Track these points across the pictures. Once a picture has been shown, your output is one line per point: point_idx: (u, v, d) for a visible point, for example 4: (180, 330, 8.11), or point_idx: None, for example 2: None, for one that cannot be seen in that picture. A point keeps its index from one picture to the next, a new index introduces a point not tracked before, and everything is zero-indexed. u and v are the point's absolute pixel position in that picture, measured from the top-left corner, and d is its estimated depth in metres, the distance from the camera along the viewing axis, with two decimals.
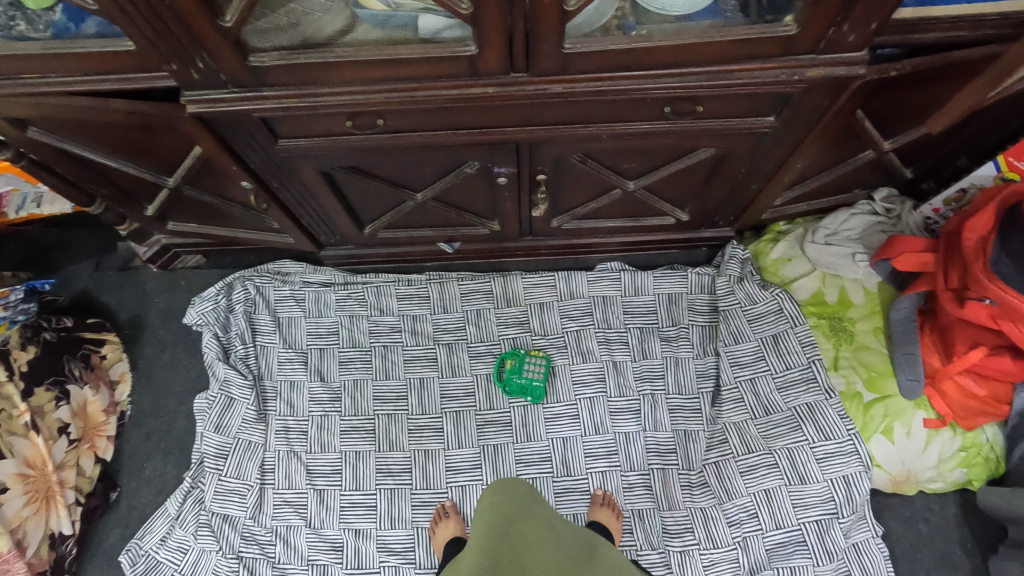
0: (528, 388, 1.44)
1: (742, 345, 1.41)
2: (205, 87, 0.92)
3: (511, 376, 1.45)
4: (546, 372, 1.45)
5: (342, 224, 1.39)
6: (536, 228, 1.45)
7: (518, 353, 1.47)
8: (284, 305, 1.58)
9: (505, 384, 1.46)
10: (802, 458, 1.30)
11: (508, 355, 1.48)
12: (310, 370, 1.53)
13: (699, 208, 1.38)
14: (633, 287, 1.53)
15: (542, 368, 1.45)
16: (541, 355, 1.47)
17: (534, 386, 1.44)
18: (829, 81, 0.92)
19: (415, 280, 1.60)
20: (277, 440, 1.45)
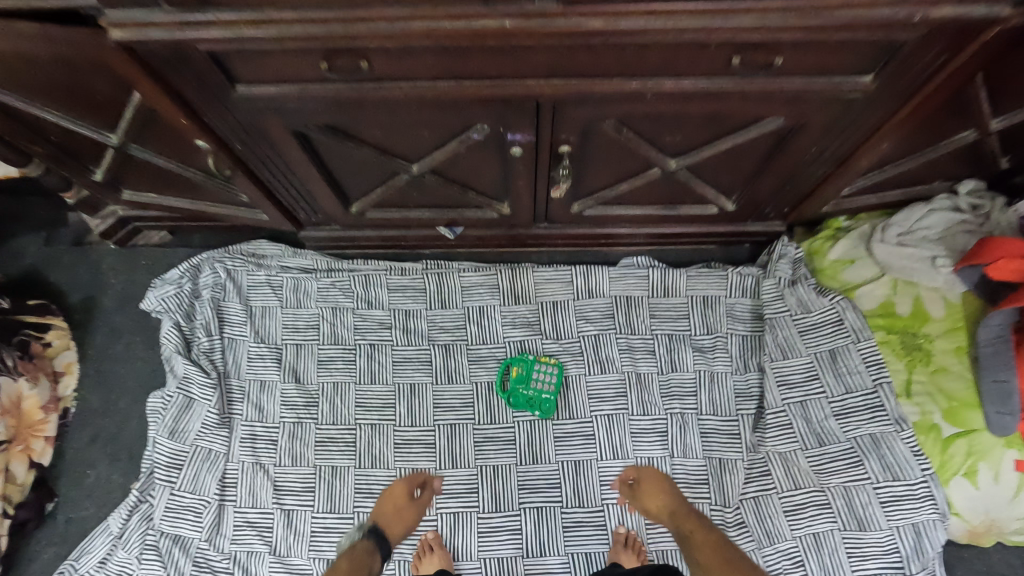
0: (535, 402, 1.24)
1: (792, 361, 1.19)
2: (134, 6, 0.70)
3: (516, 387, 1.25)
4: (556, 384, 1.25)
5: (324, 199, 1.17)
6: (553, 213, 1.23)
7: (525, 360, 1.27)
8: (258, 293, 1.38)
9: (508, 397, 1.26)
10: (862, 500, 1.09)
11: (512, 361, 1.28)
12: (284, 370, 1.32)
13: (748, 196, 1.16)
14: (662, 286, 1.32)
15: (553, 378, 1.25)
16: (552, 363, 1.27)
17: (542, 400, 1.24)
18: (956, 26, 0.69)
19: (409, 270, 1.38)
20: (243, 450, 1.26)
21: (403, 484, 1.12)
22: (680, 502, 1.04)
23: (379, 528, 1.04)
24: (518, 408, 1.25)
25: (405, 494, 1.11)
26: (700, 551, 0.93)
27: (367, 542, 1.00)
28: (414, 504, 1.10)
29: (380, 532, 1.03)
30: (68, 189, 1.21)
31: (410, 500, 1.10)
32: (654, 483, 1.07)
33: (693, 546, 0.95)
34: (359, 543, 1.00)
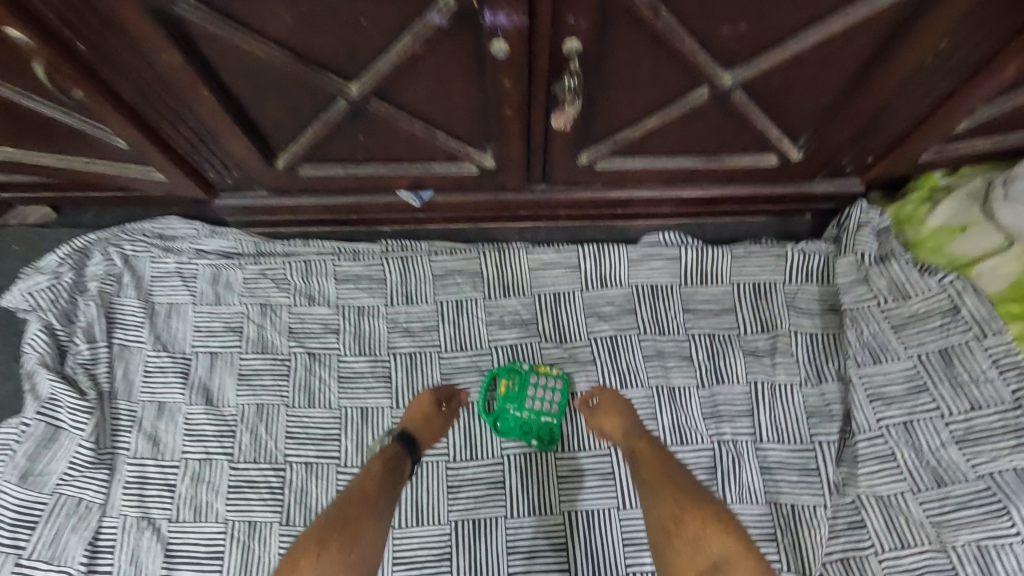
0: (532, 429, 0.91)
1: (887, 367, 0.86)
2: None
3: (505, 408, 0.92)
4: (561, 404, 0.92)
5: (235, 146, 0.84)
6: (553, 168, 0.90)
7: (518, 370, 0.93)
8: (164, 285, 1.04)
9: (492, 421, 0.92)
10: (1008, 566, 0.75)
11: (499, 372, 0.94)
12: (191, 387, 0.97)
13: (823, 137, 0.84)
14: (698, 271, 0.99)
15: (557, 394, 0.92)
16: (556, 374, 0.93)
17: (542, 426, 0.91)
18: None
19: (363, 253, 1.04)
20: (125, 499, 0.90)
21: (430, 395, 0.89)
22: (631, 420, 0.84)
23: (407, 435, 0.82)
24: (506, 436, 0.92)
25: (432, 405, 0.87)
26: (646, 468, 0.75)
27: (394, 447, 0.80)
28: (439, 412, 0.87)
29: (408, 439, 0.82)
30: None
31: (438, 408, 0.88)
32: (609, 407, 0.86)
33: (636, 465, 0.76)
34: (384, 449, 0.80)
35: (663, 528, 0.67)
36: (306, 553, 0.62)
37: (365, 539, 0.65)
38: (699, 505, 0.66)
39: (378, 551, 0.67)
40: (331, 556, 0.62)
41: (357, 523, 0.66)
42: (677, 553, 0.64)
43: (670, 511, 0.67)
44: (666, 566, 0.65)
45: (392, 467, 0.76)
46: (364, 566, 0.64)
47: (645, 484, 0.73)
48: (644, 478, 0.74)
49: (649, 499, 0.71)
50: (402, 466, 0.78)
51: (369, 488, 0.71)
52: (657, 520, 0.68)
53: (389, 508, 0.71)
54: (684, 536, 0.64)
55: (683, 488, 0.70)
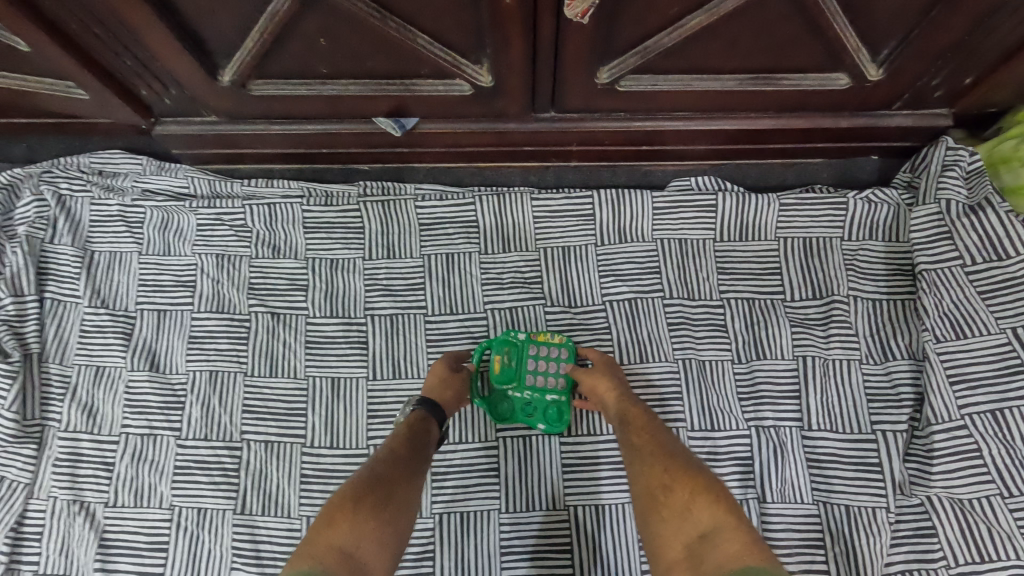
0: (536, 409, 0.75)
1: (973, 343, 0.70)
2: None
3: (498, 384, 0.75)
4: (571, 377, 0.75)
5: (166, 49, 0.67)
6: (565, 88, 0.72)
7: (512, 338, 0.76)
8: (105, 231, 0.89)
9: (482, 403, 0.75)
10: None
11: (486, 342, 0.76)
12: (134, 350, 0.83)
13: (914, 46, 0.65)
14: (738, 223, 0.82)
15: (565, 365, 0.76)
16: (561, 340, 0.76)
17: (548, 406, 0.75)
18: None
19: (338, 197, 0.88)
20: (55, 479, 0.77)
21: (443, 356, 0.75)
22: (617, 380, 0.71)
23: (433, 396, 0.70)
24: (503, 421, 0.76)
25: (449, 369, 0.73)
26: (631, 434, 0.63)
27: (419, 416, 0.67)
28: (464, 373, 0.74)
29: (433, 404, 0.68)
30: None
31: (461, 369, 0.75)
32: (597, 370, 0.72)
33: (623, 428, 0.65)
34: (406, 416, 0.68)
35: (647, 498, 0.56)
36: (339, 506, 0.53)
37: (403, 500, 0.56)
38: (692, 471, 0.56)
39: (414, 516, 0.57)
40: (371, 514, 0.53)
41: (393, 479, 0.57)
42: (660, 525, 0.53)
43: (660, 479, 0.56)
44: (647, 540, 0.54)
45: (421, 424, 0.66)
46: (401, 530, 0.55)
47: (629, 450, 0.62)
48: (628, 445, 0.62)
49: (633, 468, 0.60)
50: (431, 429, 0.67)
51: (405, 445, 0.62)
52: (641, 490, 0.57)
53: (423, 471, 0.61)
54: (671, 506, 0.54)
55: (669, 454, 0.59)
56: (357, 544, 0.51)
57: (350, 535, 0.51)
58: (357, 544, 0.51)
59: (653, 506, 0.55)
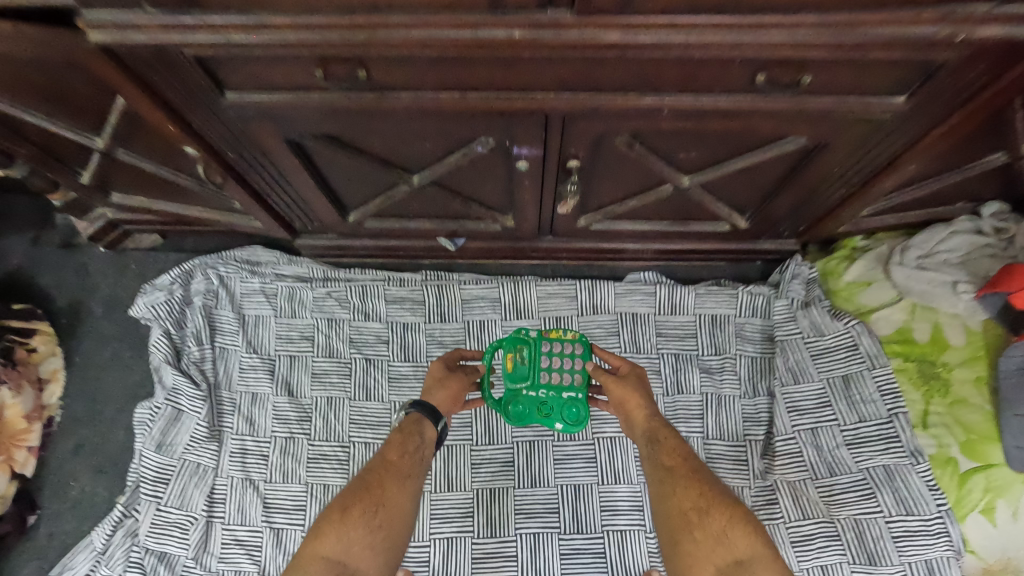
0: (551, 408, 1.03)
1: (803, 386, 1.15)
2: (112, 7, 0.64)
3: (520, 383, 1.03)
4: (584, 375, 1.03)
5: (320, 207, 1.11)
6: (558, 226, 1.17)
7: (527, 341, 1.05)
8: (251, 301, 1.33)
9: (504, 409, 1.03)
10: (873, 533, 1.04)
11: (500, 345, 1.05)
12: (276, 382, 1.27)
13: (763, 217, 1.10)
14: (670, 304, 1.26)
15: (576, 364, 1.04)
16: (572, 341, 1.05)
17: (565, 402, 1.03)
18: (1003, 48, 0.64)
19: (408, 281, 1.34)
20: (232, 465, 1.21)
21: (441, 362, 1.04)
22: (648, 403, 0.96)
23: (428, 402, 0.97)
24: (534, 409, 1.03)
25: (442, 371, 1.02)
26: (666, 457, 0.89)
27: (413, 415, 0.96)
28: (461, 374, 1.03)
29: (422, 401, 0.97)
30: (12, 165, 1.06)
31: (455, 371, 1.03)
32: (631, 390, 0.97)
33: (659, 450, 0.91)
34: (404, 417, 0.97)
35: (682, 517, 0.83)
36: (330, 521, 0.81)
37: (381, 510, 0.84)
38: (721, 503, 0.83)
39: (393, 519, 0.85)
40: (349, 526, 0.81)
41: (379, 495, 0.85)
42: (697, 540, 0.81)
43: (694, 504, 0.84)
44: (677, 547, 0.82)
45: (411, 438, 0.93)
46: (380, 533, 0.82)
47: (665, 469, 0.88)
48: (664, 466, 0.89)
49: (672, 489, 0.86)
50: (424, 440, 0.94)
51: (395, 465, 0.89)
52: (676, 507, 0.85)
53: (396, 486, 0.87)
54: (708, 528, 0.81)
55: (702, 482, 0.86)
56: (341, 551, 0.79)
57: (333, 544, 0.79)
58: (343, 550, 0.79)
59: (688, 522, 0.82)
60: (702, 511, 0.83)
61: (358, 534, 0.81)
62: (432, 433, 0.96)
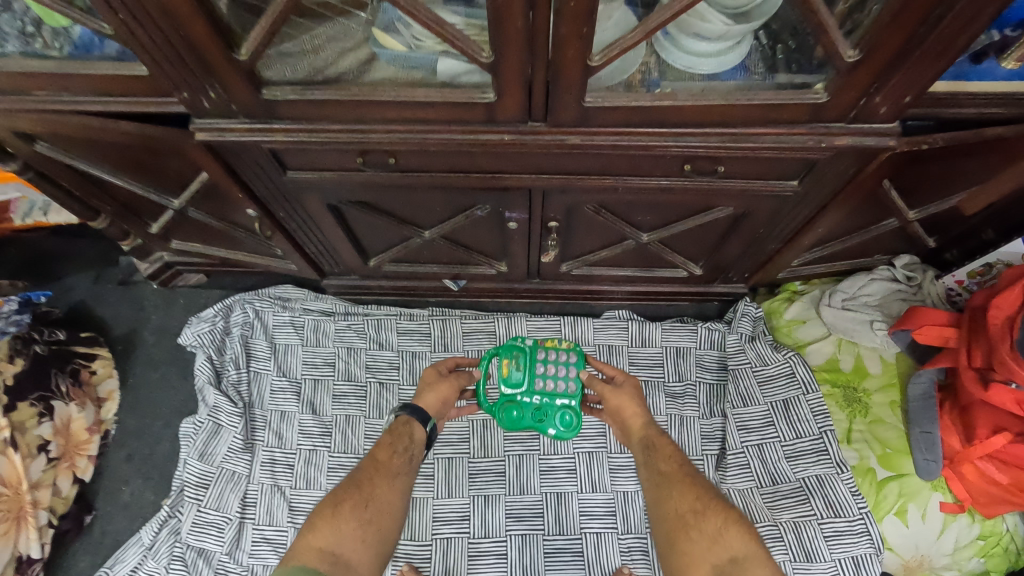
0: (545, 412, 1.23)
1: (751, 408, 1.35)
2: (216, 116, 0.89)
3: (517, 389, 1.24)
4: (577, 382, 1.23)
5: (347, 254, 1.35)
6: (544, 271, 1.40)
7: (521, 349, 1.25)
8: (282, 331, 1.54)
9: (503, 410, 1.23)
10: (810, 533, 1.22)
11: (498, 353, 1.26)
12: (302, 402, 1.47)
13: (713, 266, 1.33)
14: (640, 337, 1.46)
15: (569, 373, 1.23)
16: (567, 349, 1.25)
17: (558, 407, 1.23)
18: (858, 151, 0.88)
19: (417, 315, 1.56)
20: (262, 473, 1.40)
21: (435, 369, 1.24)
22: (644, 413, 1.15)
23: (416, 406, 1.16)
24: (532, 412, 1.23)
25: (434, 376, 1.23)
26: (665, 464, 1.06)
27: (403, 418, 1.15)
28: (452, 380, 1.22)
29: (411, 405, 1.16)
30: (96, 219, 1.27)
31: (448, 377, 1.23)
32: (629, 400, 1.16)
33: (657, 455, 1.08)
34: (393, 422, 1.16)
35: (682, 518, 0.98)
36: (322, 517, 0.99)
37: (367, 505, 1.01)
38: (715, 507, 0.98)
39: (378, 513, 1.02)
40: (338, 520, 0.99)
41: (368, 492, 1.04)
42: (696, 538, 0.95)
43: (692, 507, 0.99)
44: (677, 546, 0.97)
45: (401, 440, 1.12)
46: (366, 526, 0.99)
47: (664, 474, 1.05)
48: (663, 472, 1.05)
49: (673, 492, 1.02)
50: (413, 440, 1.13)
51: (384, 465, 1.07)
52: (676, 509, 1.00)
53: (380, 485, 1.05)
54: (707, 529, 0.96)
55: (696, 486, 1.02)
56: (331, 541, 0.96)
57: (324, 536, 0.97)
58: (332, 540, 0.96)
59: (686, 523, 0.98)
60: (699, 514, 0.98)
61: (346, 527, 0.98)
62: (420, 434, 1.14)
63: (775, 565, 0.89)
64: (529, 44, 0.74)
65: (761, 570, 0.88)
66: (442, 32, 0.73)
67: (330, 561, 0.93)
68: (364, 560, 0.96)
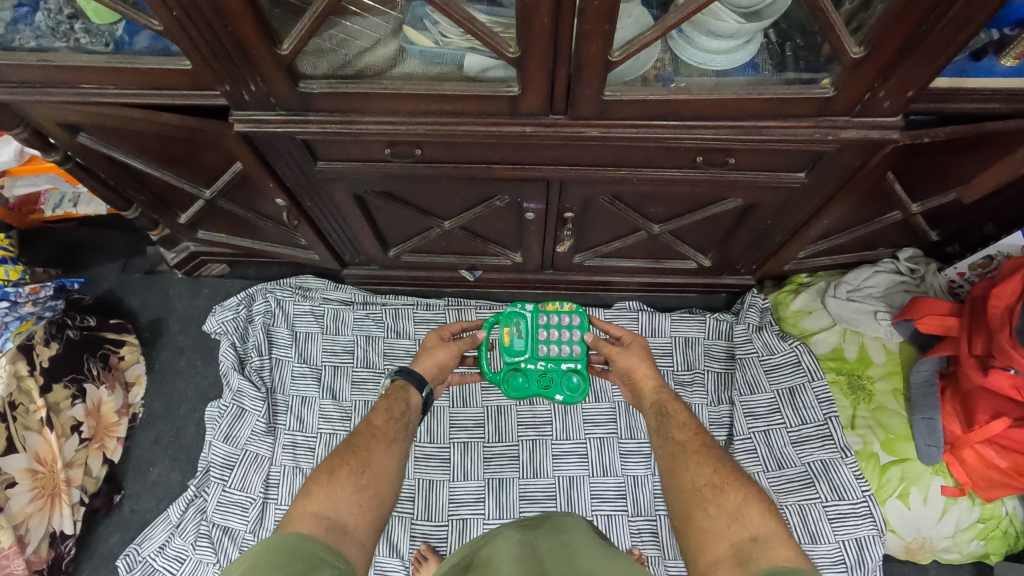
0: (551, 377, 1.29)
1: (757, 396, 1.39)
2: (254, 108, 0.95)
3: (521, 355, 1.29)
4: (581, 346, 1.28)
5: (368, 244, 1.40)
6: (557, 262, 1.45)
7: (522, 316, 1.30)
8: (302, 320, 1.59)
9: (509, 377, 1.29)
10: (814, 516, 1.26)
11: (498, 322, 1.30)
12: (322, 388, 1.52)
13: (722, 257, 1.37)
14: (650, 327, 1.50)
15: (573, 337, 1.29)
16: (569, 312, 1.30)
17: (563, 373, 1.29)
18: (862, 144, 0.93)
19: (433, 305, 1.61)
20: (284, 455, 1.45)
21: (436, 334, 1.30)
22: (656, 375, 1.20)
23: (410, 372, 1.21)
24: (537, 378, 1.29)
25: (436, 341, 1.28)
26: (679, 434, 1.06)
27: (400, 381, 1.20)
28: (449, 347, 1.27)
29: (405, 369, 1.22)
30: (129, 209, 1.33)
31: (447, 343, 1.28)
32: (638, 362, 1.21)
33: (666, 414, 1.11)
34: (393, 385, 1.21)
35: (698, 493, 0.95)
36: (318, 482, 0.97)
37: (366, 468, 1.01)
38: (733, 483, 0.95)
39: (376, 477, 1.01)
40: (335, 485, 0.97)
41: (364, 457, 1.03)
42: (714, 515, 0.90)
43: (709, 481, 0.96)
44: (692, 522, 0.92)
45: (397, 404, 1.16)
46: (364, 491, 0.98)
47: (679, 443, 1.05)
48: (677, 440, 1.05)
49: (688, 461, 1.01)
50: (409, 406, 1.17)
51: (380, 430, 1.09)
52: (693, 483, 0.97)
53: (380, 450, 1.05)
54: (726, 507, 0.91)
55: (712, 457, 1.01)
56: (325, 509, 0.92)
57: (319, 503, 0.93)
58: (329, 507, 0.93)
59: (702, 497, 0.94)
60: (718, 486, 0.95)
61: (344, 493, 0.96)
62: (416, 398, 1.19)
63: (799, 545, 0.83)
64: (553, 40, 0.79)
65: (785, 549, 0.82)
66: (472, 28, 0.78)
67: (327, 526, 0.89)
68: (362, 526, 0.93)
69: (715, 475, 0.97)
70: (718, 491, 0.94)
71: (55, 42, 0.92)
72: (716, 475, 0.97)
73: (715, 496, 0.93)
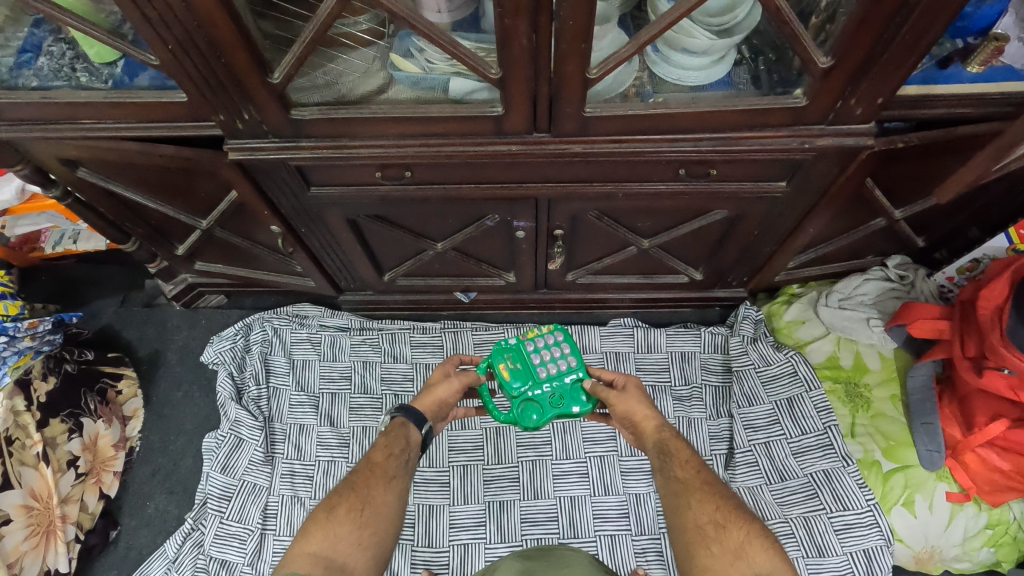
0: (561, 394, 1.22)
1: (756, 408, 1.39)
2: (248, 137, 0.98)
3: (525, 385, 1.22)
4: (575, 356, 1.25)
5: (363, 270, 1.42)
6: (551, 281, 1.46)
7: (511, 348, 1.25)
8: (299, 347, 1.59)
9: (523, 411, 1.20)
10: (820, 528, 1.24)
11: (491, 363, 1.24)
12: (320, 415, 1.52)
13: (713, 270, 1.39)
14: (646, 343, 1.51)
15: (563, 351, 1.25)
16: (550, 331, 1.28)
17: (571, 390, 1.23)
18: (839, 150, 0.96)
19: (430, 329, 1.61)
20: (282, 484, 1.43)
21: (439, 371, 1.25)
22: (655, 414, 1.15)
23: (410, 411, 1.16)
24: (550, 403, 1.21)
25: (442, 377, 1.24)
26: (680, 471, 1.03)
27: (400, 418, 1.15)
28: (451, 382, 1.22)
29: (403, 409, 1.16)
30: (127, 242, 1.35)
31: (451, 379, 1.23)
32: (632, 396, 1.17)
33: (669, 453, 1.06)
34: (390, 425, 1.15)
35: (696, 532, 0.95)
36: (317, 521, 0.97)
37: (365, 503, 1.00)
38: (735, 518, 0.94)
39: (376, 511, 1.00)
40: (337, 520, 0.97)
41: (365, 494, 1.02)
42: (715, 556, 0.90)
43: (711, 519, 0.95)
44: (695, 560, 0.92)
45: (397, 441, 1.11)
46: (365, 530, 0.97)
47: (680, 481, 1.02)
48: (678, 478, 1.02)
49: (693, 501, 0.98)
50: (409, 443, 1.12)
51: (381, 467, 1.06)
52: (696, 521, 0.96)
53: (379, 486, 1.03)
54: (730, 547, 0.90)
55: (715, 495, 0.98)
56: (327, 548, 0.93)
57: (319, 541, 0.94)
58: (330, 546, 0.93)
59: (705, 536, 0.93)
60: (719, 524, 0.94)
61: (343, 531, 0.96)
62: (416, 437, 1.14)
63: None
64: (534, 61, 0.83)
65: None
66: (455, 53, 0.81)
67: (325, 566, 0.90)
68: (361, 565, 0.93)
69: (717, 514, 0.96)
70: (718, 530, 0.93)
71: (56, 81, 0.96)
72: (717, 513, 0.96)
73: (716, 534, 0.93)
